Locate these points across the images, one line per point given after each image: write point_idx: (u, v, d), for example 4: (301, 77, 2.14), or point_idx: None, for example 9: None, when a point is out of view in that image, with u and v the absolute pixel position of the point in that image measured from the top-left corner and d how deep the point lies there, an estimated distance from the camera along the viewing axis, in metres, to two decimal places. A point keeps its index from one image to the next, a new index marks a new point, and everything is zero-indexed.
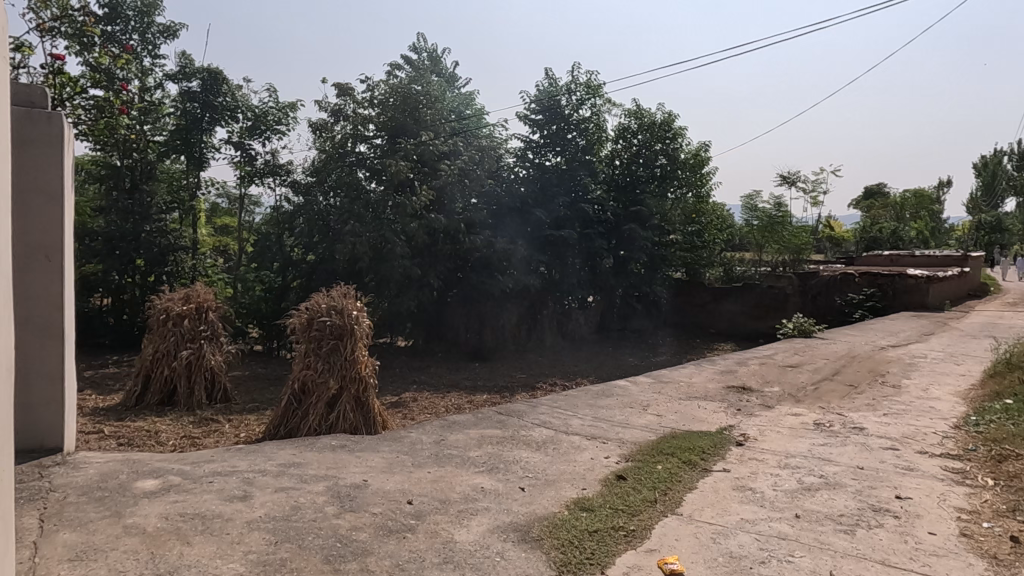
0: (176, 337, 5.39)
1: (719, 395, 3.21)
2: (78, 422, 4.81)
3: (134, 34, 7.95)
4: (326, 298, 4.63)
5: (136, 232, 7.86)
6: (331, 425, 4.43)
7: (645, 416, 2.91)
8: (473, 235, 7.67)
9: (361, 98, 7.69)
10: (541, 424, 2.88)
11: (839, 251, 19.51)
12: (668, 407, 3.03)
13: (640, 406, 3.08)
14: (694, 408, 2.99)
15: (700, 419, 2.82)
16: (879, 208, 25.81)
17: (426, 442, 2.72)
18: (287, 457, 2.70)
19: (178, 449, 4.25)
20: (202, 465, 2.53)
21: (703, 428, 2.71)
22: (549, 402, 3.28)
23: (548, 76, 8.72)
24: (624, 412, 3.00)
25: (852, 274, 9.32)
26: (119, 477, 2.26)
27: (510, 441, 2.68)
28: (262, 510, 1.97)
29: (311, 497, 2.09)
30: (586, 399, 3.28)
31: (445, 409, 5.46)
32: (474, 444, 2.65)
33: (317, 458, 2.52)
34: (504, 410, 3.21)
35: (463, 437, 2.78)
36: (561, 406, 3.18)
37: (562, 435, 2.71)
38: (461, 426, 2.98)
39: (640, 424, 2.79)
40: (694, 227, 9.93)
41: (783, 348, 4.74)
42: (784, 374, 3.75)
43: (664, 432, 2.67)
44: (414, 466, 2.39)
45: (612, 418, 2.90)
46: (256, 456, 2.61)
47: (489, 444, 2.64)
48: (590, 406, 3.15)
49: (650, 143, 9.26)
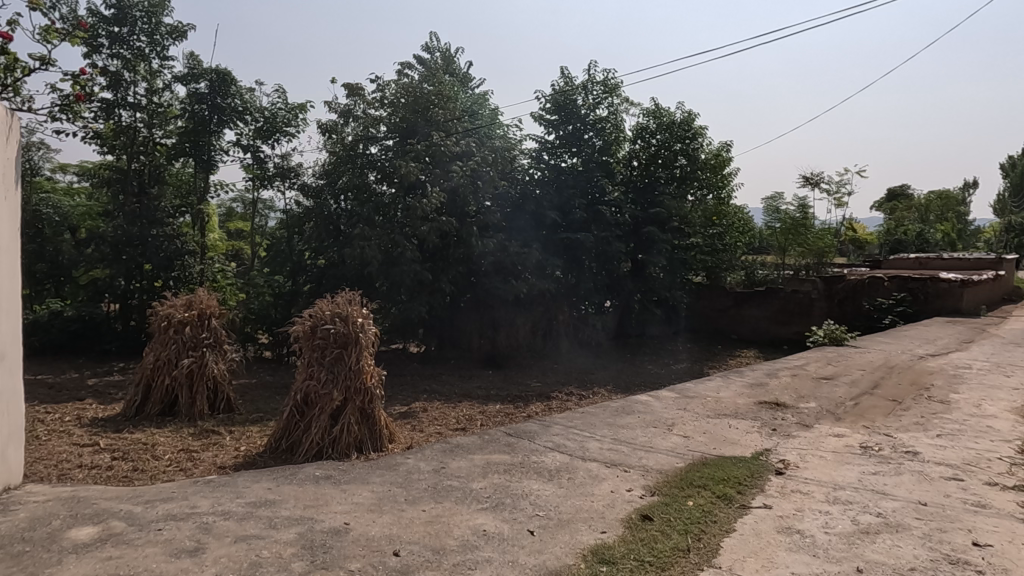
0: (177, 345, 5.16)
1: (751, 413, 2.93)
2: (74, 433, 4.62)
3: (142, 35, 7.76)
4: (331, 305, 4.43)
5: (143, 237, 7.71)
6: (334, 438, 4.17)
7: (671, 438, 2.64)
8: (487, 239, 7.42)
9: (371, 98, 7.52)
10: (553, 448, 2.63)
11: (863, 253, 19.07)
12: (694, 426, 2.76)
13: (664, 426, 2.81)
14: (723, 428, 2.72)
15: (732, 441, 2.55)
16: (904, 210, 25.27)
17: (425, 471, 2.48)
18: (276, 488, 2.46)
19: (173, 465, 4.02)
20: (180, 502, 2.31)
21: (735, 452, 2.44)
22: (563, 421, 3.02)
23: (564, 75, 8.49)
24: (646, 432, 2.73)
25: (880, 278, 8.85)
26: (51, 525, 2.08)
27: (521, 469, 2.43)
28: (216, 568, 1.75)
29: (282, 550, 1.85)
30: (605, 418, 3.01)
31: (456, 420, 5.20)
32: (479, 474, 2.40)
33: (295, 496, 2.29)
34: (515, 431, 2.96)
35: (465, 464, 2.54)
36: (577, 426, 2.92)
37: (578, 462, 2.46)
38: (468, 450, 2.74)
39: (665, 448, 2.53)
40: (715, 230, 9.61)
41: (815, 357, 4.44)
42: (819, 387, 3.46)
43: (693, 458, 2.41)
44: (409, 503, 2.15)
45: (632, 441, 2.64)
46: (226, 493, 2.39)
47: (496, 474, 2.39)
48: (609, 425, 2.89)
49: (669, 143, 9.03)
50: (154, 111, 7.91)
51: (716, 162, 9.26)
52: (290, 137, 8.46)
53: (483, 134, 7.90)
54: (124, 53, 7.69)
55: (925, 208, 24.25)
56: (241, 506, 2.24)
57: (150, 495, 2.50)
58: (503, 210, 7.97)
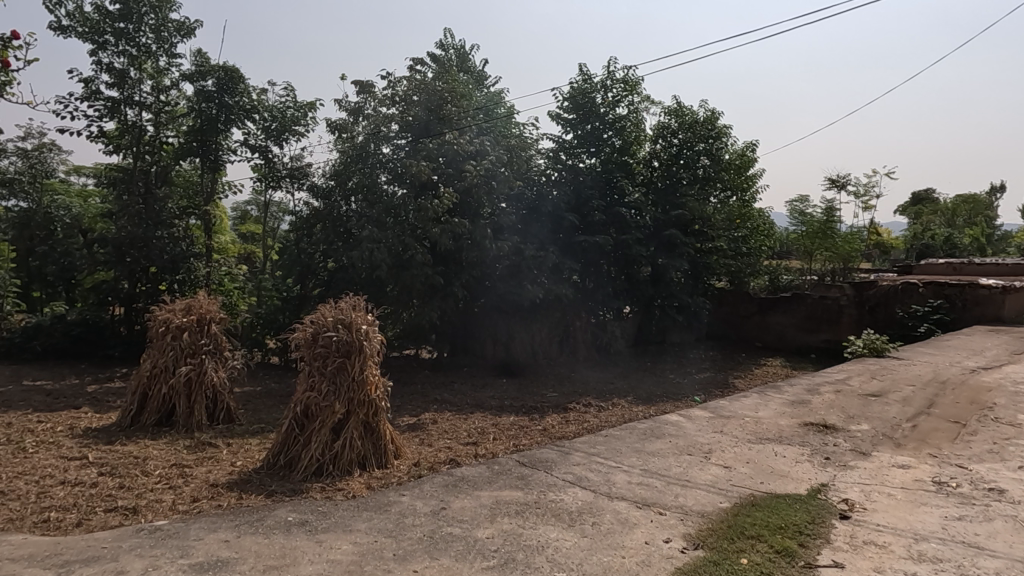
0: (175, 352, 4.91)
1: (798, 436, 2.60)
2: (64, 445, 4.36)
3: (148, 32, 7.54)
4: (333, 311, 4.15)
5: (147, 238, 7.42)
6: (335, 454, 3.89)
7: (709, 469, 2.32)
8: (501, 241, 7.09)
9: (382, 95, 7.26)
10: (572, 483, 2.31)
11: (888, 257, 18.59)
12: (736, 454, 2.44)
13: (700, 453, 2.49)
14: (768, 456, 2.40)
15: (782, 473, 2.23)
16: (930, 215, 24.69)
17: (420, 515, 2.19)
18: (252, 539, 2.17)
19: (161, 482, 3.74)
20: (119, 562, 2.03)
21: (788, 488, 2.12)
22: (584, 448, 2.69)
23: (582, 73, 8.21)
24: (679, 461, 2.41)
25: (915, 283, 8.37)
26: None
27: (537, 510, 2.12)
28: None
29: None
30: (630, 443, 2.69)
31: (467, 434, 4.88)
32: (486, 518, 2.09)
33: (254, 555, 2.02)
34: (529, 460, 2.64)
35: (470, 505, 2.23)
36: (600, 454, 2.60)
37: (604, 501, 2.14)
38: (476, 485, 2.43)
39: (703, 483, 2.20)
40: (739, 233, 9.26)
41: (857, 370, 4.08)
42: (869, 406, 3.11)
43: (739, 497, 2.09)
44: (403, 561, 1.85)
45: (665, 472, 2.32)
46: (174, 549, 2.13)
47: (507, 517, 2.08)
48: (636, 453, 2.57)
49: (692, 143, 8.70)
50: (160, 109, 7.74)
51: (740, 162, 9.01)
52: (299, 137, 8.23)
53: (497, 134, 7.63)
54: (130, 50, 7.49)
55: (953, 212, 23.64)
56: (197, 568, 1.95)
57: (91, 549, 2.21)
58: (519, 212, 7.66)
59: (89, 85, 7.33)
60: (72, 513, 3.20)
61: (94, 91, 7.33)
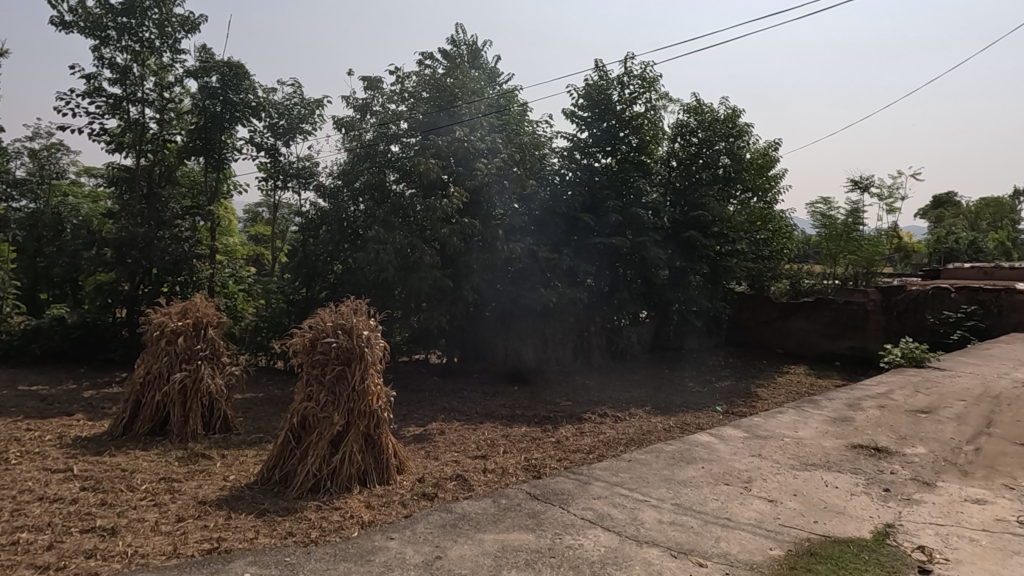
0: (170, 357, 4.68)
1: (850, 462, 2.35)
2: (49, 456, 4.12)
3: (152, 27, 7.32)
4: (333, 315, 3.90)
5: (148, 239, 7.16)
6: (333, 469, 3.63)
7: (752, 505, 2.07)
8: (513, 243, 6.81)
9: (390, 91, 7.02)
10: (596, 522, 2.04)
11: (910, 261, 18.05)
12: (781, 484, 2.19)
13: (740, 483, 2.23)
14: (819, 488, 2.16)
15: (841, 512, 2.00)
16: (952, 216, 24.19)
17: (412, 566, 1.90)
18: None
19: (147, 498, 3.48)
20: None
21: (850, 532, 1.87)
22: (606, 476, 2.41)
23: (598, 69, 7.93)
24: (716, 493, 2.15)
25: (946, 288, 7.97)
26: None
27: (552, 558, 1.84)
28: None
29: None
30: (658, 470, 2.41)
31: (476, 447, 4.59)
32: (491, 570, 1.81)
33: None
34: (542, 492, 2.35)
35: (472, 552, 1.95)
36: (624, 484, 2.32)
37: (632, 547, 1.87)
38: (480, 526, 2.14)
39: (747, 524, 1.95)
40: (760, 235, 8.95)
41: (898, 383, 3.77)
42: (921, 424, 2.79)
43: (793, 543, 1.84)
44: None
45: (701, 508, 2.06)
46: None
47: (515, 570, 1.80)
48: (665, 483, 2.29)
49: (711, 142, 8.41)
50: (164, 106, 7.55)
51: (762, 162, 8.72)
52: (306, 135, 7.99)
53: (510, 132, 7.35)
54: (134, 46, 7.28)
55: (975, 216, 22.98)
56: None
57: None
58: (531, 214, 7.40)
59: (91, 81, 7.14)
60: (45, 534, 2.94)
61: (96, 87, 7.14)
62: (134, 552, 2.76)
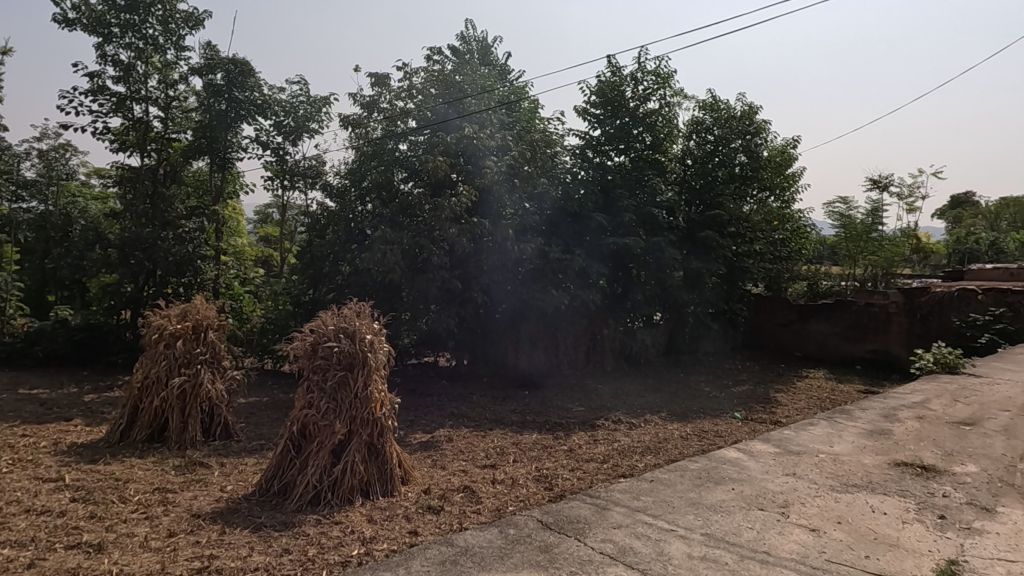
0: (168, 362, 4.51)
1: (897, 486, 2.23)
2: (42, 464, 3.97)
3: (156, 23, 7.19)
4: (336, 318, 3.72)
5: (152, 240, 7.02)
6: (333, 481, 3.45)
7: (794, 535, 1.91)
8: (524, 242, 6.61)
9: (398, 87, 6.84)
10: (620, 555, 1.85)
11: (929, 262, 17.67)
12: (824, 511, 2.05)
13: (777, 509, 2.08)
14: (865, 515, 2.03)
15: (897, 545, 1.85)
16: (971, 216, 23.75)
17: None
18: None
19: (138, 511, 3.31)
20: None
21: (911, 569, 1.72)
22: (628, 500, 2.24)
23: (611, 64, 7.73)
24: (751, 522, 1.99)
25: (974, 290, 7.69)
26: None
27: None
28: None
29: None
30: (684, 493, 2.24)
31: (485, 455, 4.40)
32: None
33: None
34: (554, 520, 2.15)
35: None
36: (648, 509, 2.15)
37: None
38: (484, 562, 1.94)
39: (788, 559, 1.78)
40: (778, 235, 8.72)
41: (934, 389, 3.58)
42: (967, 439, 2.65)
43: None
44: None
45: (735, 539, 1.89)
46: None
47: None
48: (692, 508, 2.13)
49: (728, 139, 8.18)
50: (168, 105, 7.42)
51: (780, 159, 8.46)
52: (312, 133, 7.84)
53: (520, 129, 7.17)
54: (137, 43, 7.15)
55: (995, 216, 22.51)
56: None
57: None
58: (543, 213, 7.20)
59: (94, 80, 7.02)
60: (27, 551, 2.77)
61: (99, 86, 7.02)
62: (119, 572, 2.59)
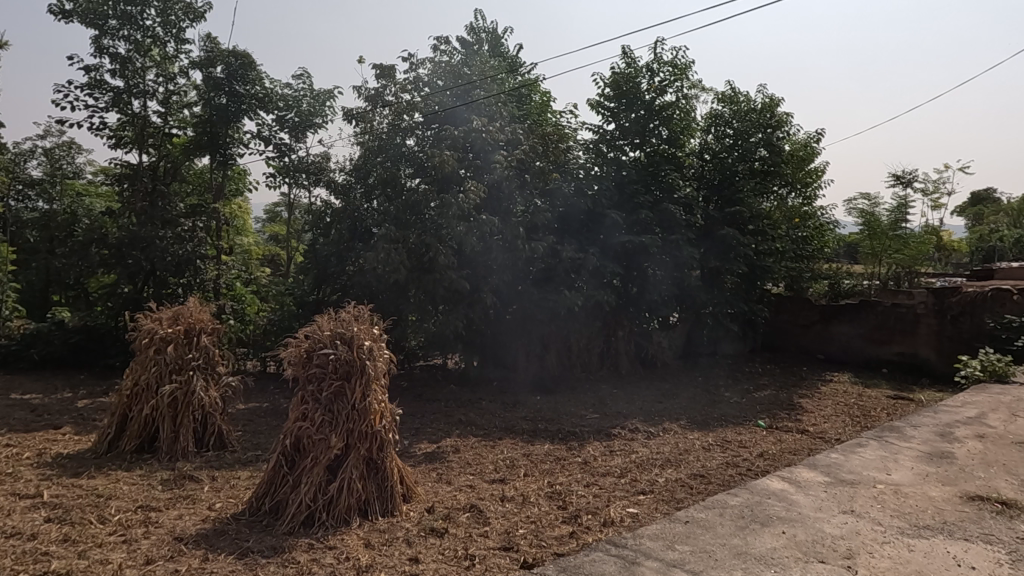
0: (159, 368, 4.26)
1: (980, 533, 1.99)
2: (21, 478, 3.72)
3: (155, 16, 6.97)
4: (332, 323, 3.44)
5: (149, 239, 6.78)
6: (329, 500, 3.18)
7: None
8: (535, 241, 6.31)
9: (402, 78, 6.55)
10: None
11: (950, 260, 17.16)
12: (901, 564, 1.81)
13: (843, 562, 1.82)
14: (948, 570, 1.79)
15: None
16: (992, 215, 23.18)
17: None
18: None
19: (116, 534, 3.03)
20: None
21: None
22: (662, 546, 1.96)
23: (626, 55, 7.41)
24: None
25: (1008, 289, 7.18)
26: None
27: None
28: None
29: None
30: (728, 539, 1.97)
31: (494, 468, 4.11)
32: None
33: None
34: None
35: None
36: (686, 561, 1.86)
37: None
38: None
39: None
40: (800, 233, 8.38)
41: (988, 401, 3.32)
42: None
43: None
44: None
45: None
46: None
47: None
48: (739, 561, 1.84)
49: (748, 132, 7.85)
50: (167, 99, 7.18)
51: (803, 154, 8.09)
52: (316, 128, 7.58)
53: (532, 123, 6.86)
54: (135, 35, 6.93)
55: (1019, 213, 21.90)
56: None
57: None
58: (555, 211, 6.91)
59: (92, 74, 6.80)
60: None
61: (96, 80, 6.79)
62: None
